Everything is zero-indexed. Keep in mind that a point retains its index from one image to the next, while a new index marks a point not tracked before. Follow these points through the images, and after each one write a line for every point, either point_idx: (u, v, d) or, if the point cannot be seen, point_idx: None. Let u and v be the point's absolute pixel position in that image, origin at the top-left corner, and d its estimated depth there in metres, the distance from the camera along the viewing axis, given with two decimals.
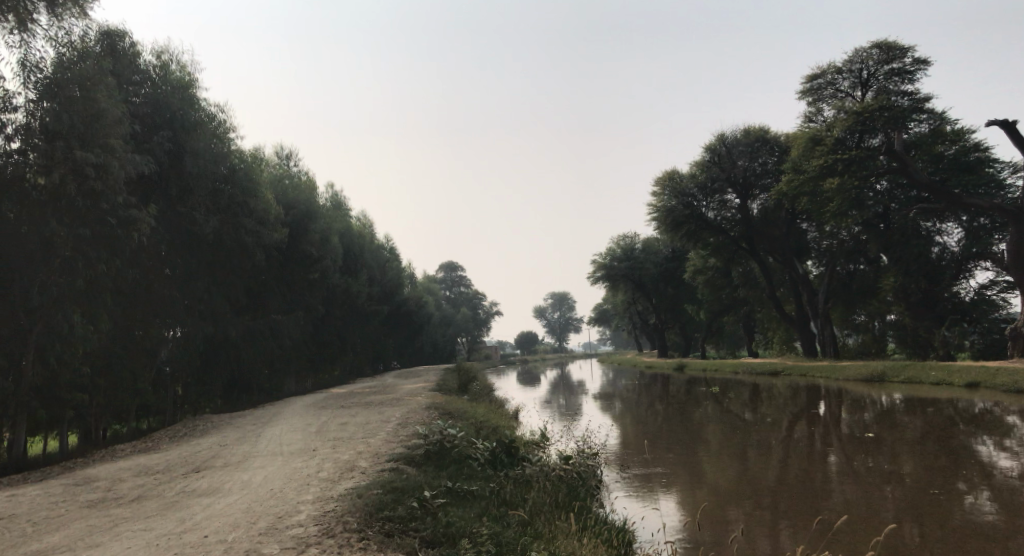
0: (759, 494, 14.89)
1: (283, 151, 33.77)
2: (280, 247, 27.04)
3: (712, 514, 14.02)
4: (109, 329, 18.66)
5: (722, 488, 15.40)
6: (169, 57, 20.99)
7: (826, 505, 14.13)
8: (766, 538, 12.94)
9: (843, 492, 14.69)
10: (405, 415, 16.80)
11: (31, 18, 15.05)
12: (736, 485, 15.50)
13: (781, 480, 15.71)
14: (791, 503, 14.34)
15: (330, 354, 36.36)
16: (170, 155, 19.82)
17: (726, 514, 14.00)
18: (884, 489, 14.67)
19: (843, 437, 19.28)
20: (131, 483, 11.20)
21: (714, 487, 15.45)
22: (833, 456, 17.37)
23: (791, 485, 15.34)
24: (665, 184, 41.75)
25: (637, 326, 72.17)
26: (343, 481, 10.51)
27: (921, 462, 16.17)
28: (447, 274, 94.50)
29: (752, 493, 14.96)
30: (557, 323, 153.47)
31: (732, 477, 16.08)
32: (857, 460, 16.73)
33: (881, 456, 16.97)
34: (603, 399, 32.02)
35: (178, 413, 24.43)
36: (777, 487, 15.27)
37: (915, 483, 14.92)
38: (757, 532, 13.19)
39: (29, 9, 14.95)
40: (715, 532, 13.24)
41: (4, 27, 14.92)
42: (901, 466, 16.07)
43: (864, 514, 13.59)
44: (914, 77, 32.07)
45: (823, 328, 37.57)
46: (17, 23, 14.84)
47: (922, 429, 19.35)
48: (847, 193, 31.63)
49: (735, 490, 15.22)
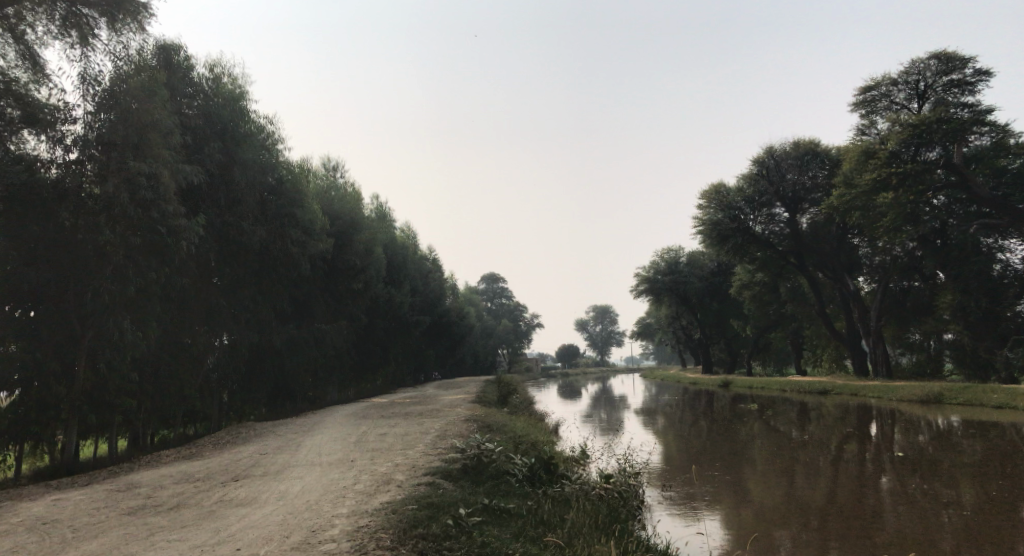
0: (806, 517, 14.41)
1: (330, 163, 34.17)
2: (325, 257, 27.30)
3: (757, 536, 13.60)
4: (157, 337, 18.99)
5: (768, 509, 14.95)
6: (222, 70, 21.40)
7: (877, 531, 13.56)
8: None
9: (895, 518, 14.11)
10: (445, 427, 16.72)
11: (92, 34, 15.55)
12: (783, 507, 15.03)
13: (830, 503, 15.19)
14: (841, 527, 13.83)
15: (373, 364, 36.59)
16: (220, 166, 20.17)
17: (771, 536, 13.57)
18: (939, 516, 14.04)
19: (896, 460, 18.61)
20: (171, 491, 11.28)
21: (760, 509, 14.97)
22: (885, 479, 16.75)
23: (838, 509, 14.81)
24: (711, 198, 41.15)
25: (682, 341, 71.25)
26: (379, 495, 10.41)
27: (980, 489, 15.48)
28: (490, 286, 94.74)
29: (799, 516, 14.49)
30: (599, 337, 152.50)
31: (779, 499, 15.57)
32: (911, 485, 16.06)
33: (936, 481, 16.30)
34: (646, 414, 31.56)
35: (223, 420, 24.75)
36: (825, 510, 14.77)
37: (973, 511, 14.23)
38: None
39: (91, 25, 15.49)
40: None
41: (66, 42, 15.38)
42: (957, 492, 15.40)
43: (918, 541, 13.04)
44: (975, 89, 31.07)
45: (875, 346, 36.49)
46: (78, 37, 15.37)
47: (981, 454, 18.58)
48: (901, 208, 30.68)
49: (782, 512, 14.75)
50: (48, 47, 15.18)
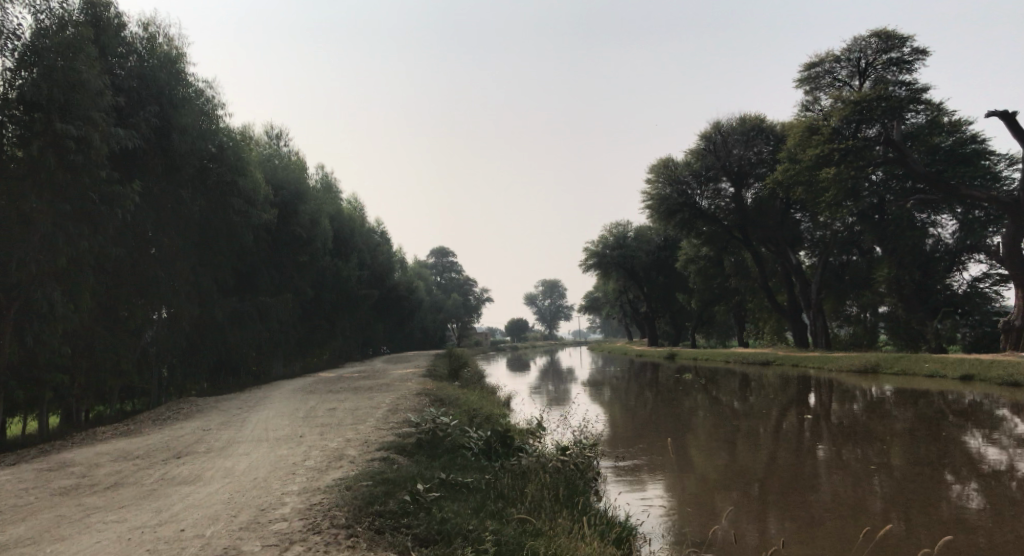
0: (747, 483, 14.58)
1: (273, 131, 33.12)
2: (268, 228, 26.46)
3: (700, 502, 13.71)
4: (91, 309, 18.12)
5: (711, 476, 15.12)
6: (156, 30, 20.31)
7: (814, 496, 13.81)
8: (753, 527, 12.65)
9: (831, 482, 14.41)
10: (395, 401, 16.37)
11: None
12: (726, 474, 15.21)
13: (771, 470, 15.41)
14: (779, 492, 14.03)
15: (319, 338, 35.89)
16: (156, 131, 19.25)
17: (713, 502, 13.68)
18: (872, 480, 14.37)
19: (834, 428, 19.02)
20: (108, 469, 10.73)
21: (704, 477, 15.08)
22: (822, 446, 17.06)
23: (778, 475, 15.05)
24: (659, 172, 41.29)
25: (628, 315, 72.00)
26: (331, 471, 10.09)
27: (911, 453, 15.91)
28: (438, 260, 93.91)
29: (741, 482, 14.65)
30: (547, 311, 153.15)
31: (723, 467, 15.74)
32: (847, 452, 16.42)
33: (871, 447, 16.71)
34: (594, 387, 31.73)
35: (163, 396, 23.93)
36: (765, 476, 14.98)
37: (905, 474, 14.62)
38: (744, 521, 12.90)
39: None
40: (703, 520, 12.93)
41: None
42: (891, 457, 15.79)
43: (851, 504, 13.33)
44: (913, 67, 31.67)
45: (815, 319, 37.34)
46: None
47: (912, 421, 19.17)
48: (843, 183, 31.21)
49: (725, 479, 14.88)
50: None
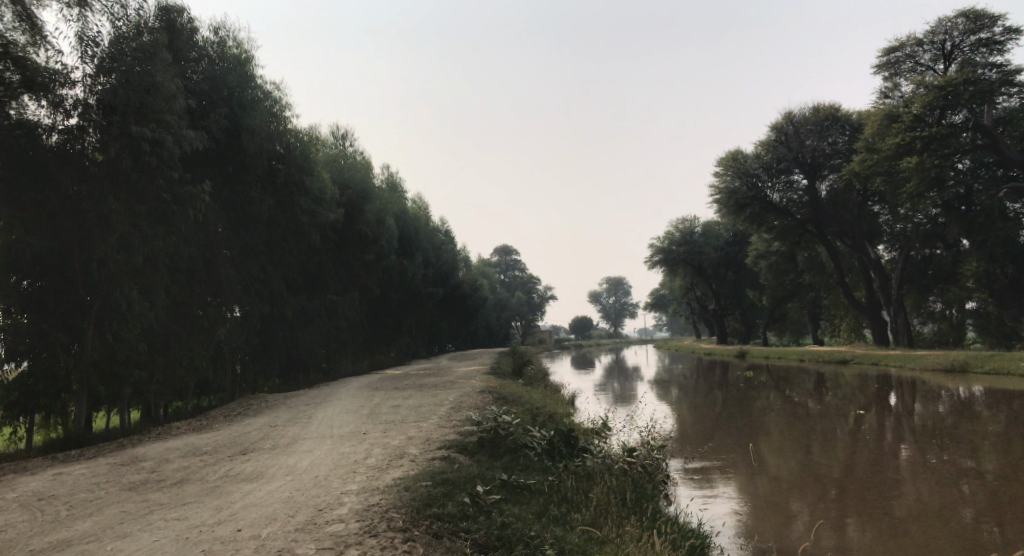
0: (824, 487, 13.88)
1: (339, 131, 33.53)
2: (335, 227, 26.81)
3: (773, 506, 13.12)
4: (166, 307, 18.59)
5: (784, 478, 14.48)
6: (226, 33, 20.62)
7: (896, 499, 13.10)
8: (830, 532, 12.04)
9: (915, 487, 13.60)
10: (459, 399, 16.28)
11: None
12: (801, 477, 14.54)
13: (849, 473, 14.64)
14: (859, 497, 13.31)
15: (386, 335, 36.24)
16: (226, 132, 19.59)
17: (788, 507, 13.06)
18: (960, 484, 13.53)
19: (916, 429, 18.04)
20: (176, 465, 10.88)
21: (777, 479, 14.46)
22: (904, 449, 16.17)
23: (857, 478, 14.29)
24: (728, 165, 40.13)
25: (695, 312, 70.66)
26: (391, 470, 9.97)
27: (1002, 458, 14.91)
28: (503, 258, 94.09)
29: (818, 486, 13.95)
30: (614, 308, 151.94)
31: (797, 468, 15.08)
32: (931, 454, 15.55)
33: (957, 450, 15.74)
34: (660, 384, 31.07)
35: (236, 391, 24.48)
36: (842, 480, 14.24)
37: (994, 479, 13.71)
38: (821, 525, 12.28)
39: None
40: (777, 525, 12.40)
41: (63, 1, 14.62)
42: (980, 461, 14.82)
43: (937, 511, 12.54)
44: (1004, 48, 29.93)
45: (895, 315, 35.73)
46: None
47: (1003, 423, 18.02)
48: (926, 172, 29.65)
49: (801, 481, 14.25)
50: (47, 8, 14.36)
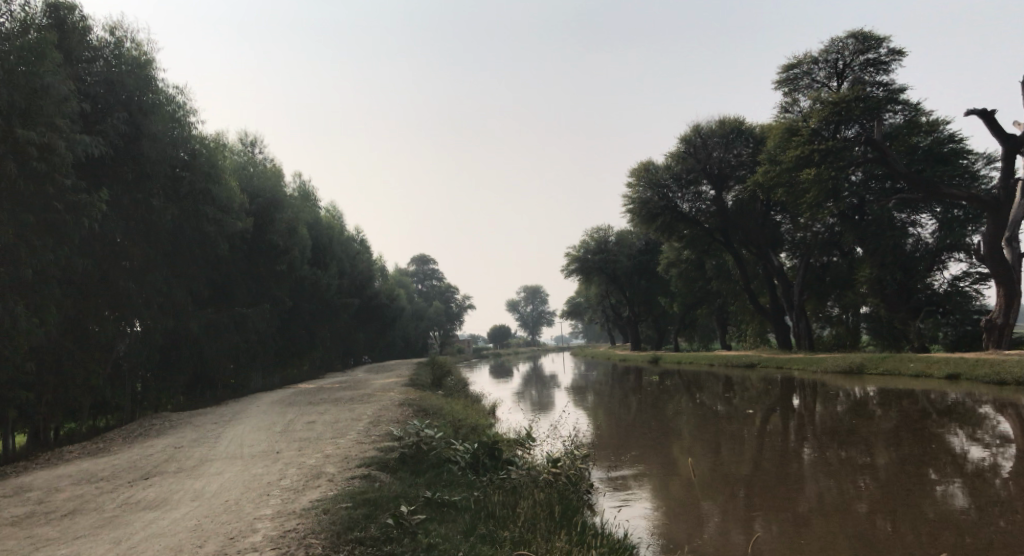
0: (732, 487, 14.16)
1: (247, 138, 32.42)
2: (244, 237, 25.81)
3: (685, 508, 13.29)
4: (58, 324, 17.42)
5: (696, 480, 14.68)
6: (123, 34, 19.57)
7: (799, 497, 13.48)
8: (739, 530, 12.28)
9: (816, 484, 14.01)
10: (377, 412, 15.84)
11: None
12: (711, 477, 14.80)
13: (756, 473, 14.98)
14: (765, 495, 13.62)
15: (299, 349, 35.17)
16: (125, 138, 18.55)
17: (699, 508, 13.25)
18: (858, 480, 14.06)
19: (819, 429, 18.71)
20: (68, 494, 10.09)
21: (689, 481, 14.67)
22: (807, 448, 16.72)
23: (764, 477, 14.65)
24: (640, 176, 40.73)
25: (610, 320, 71.85)
26: (309, 492, 9.54)
27: (895, 453, 15.62)
28: (419, 268, 93.17)
29: (727, 486, 14.22)
30: (530, 317, 152.75)
31: (708, 469, 15.36)
32: (830, 452, 16.13)
33: (855, 448, 16.38)
34: (577, 392, 31.31)
35: (137, 411, 23.20)
36: (749, 480, 14.56)
37: (887, 474, 14.31)
38: (731, 525, 12.49)
39: None
40: (689, 526, 12.55)
41: None
42: (874, 457, 15.46)
43: (836, 505, 12.96)
44: (890, 68, 31.70)
45: (798, 320, 37.29)
46: None
47: (897, 421, 18.91)
48: (824, 184, 31.04)
49: (712, 482, 14.48)
50: None
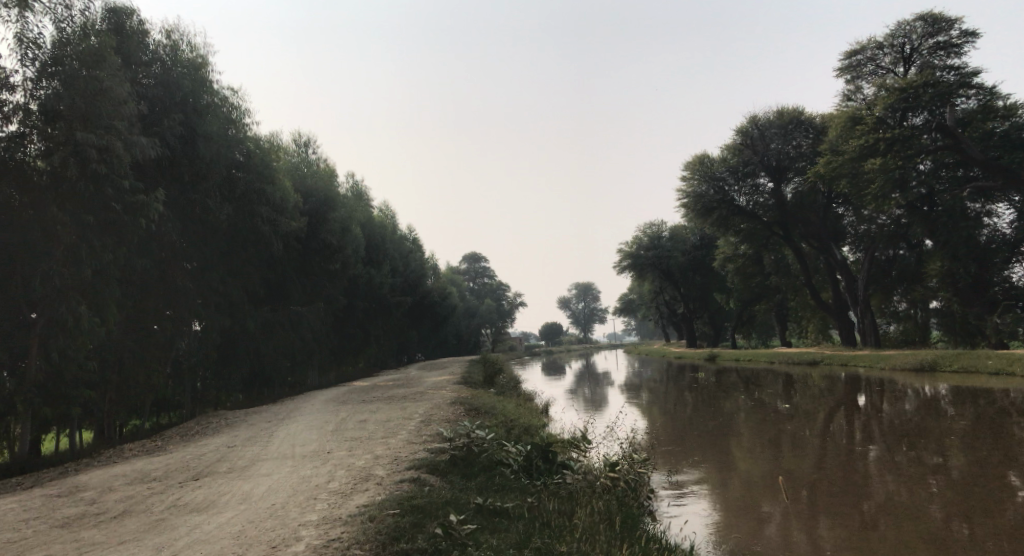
0: (794, 488, 13.47)
1: (301, 139, 32.67)
2: (298, 237, 25.92)
3: (744, 510, 12.68)
4: (118, 322, 17.70)
5: (756, 481, 14.01)
6: (179, 37, 19.74)
7: (866, 499, 12.71)
8: (801, 532, 11.67)
9: (884, 486, 13.23)
10: (430, 411, 15.59)
11: None
12: (771, 479, 14.12)
13: (820, 473, 14.25)
14: (829, 497, 12.91)
15: (353, 347, 35.33)
16: (181, 140, 18.68)
17: (759, 510, 12.63)
18: (929, 482, 13.22)
19: (886, 429, 17.75)
20: (118, 495, 10.06)
21: (749, 482, 14.00)
22: (873, 448, 15.85)
23: (828, 478, 13.93)
24: (695, 169, 39.86)
25: (665, 316, 70.70)
26: (356, 496, 9.30)
27: (970, 455, 14.65)
28: (471, 266, 93.29)
29: (788, 486, 13.55)
30: (583, 314, 151.63)
31: (769, 470, 14.66)
32: (900, 453, 15.21)
33: (925, 449, 15.44)
34: (631, 389, 30.69)
35: (196, 408, 23.53)
36: (814, 480, 13.86)
37: (962, 476, 13.41)
38: (793, 527, 11.89)
39: None
40: (749, 529, 11.96)
41: None
42: (946, 458, 14.54)
43: (905, 509, 12.16)
44: (961, 51, 30.12)
45: (862, 316, 35.85)
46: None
47: (972, 421, 17.79)
48: (890, 174, 29.69)
49: (772, 483, 13.79)
50: None
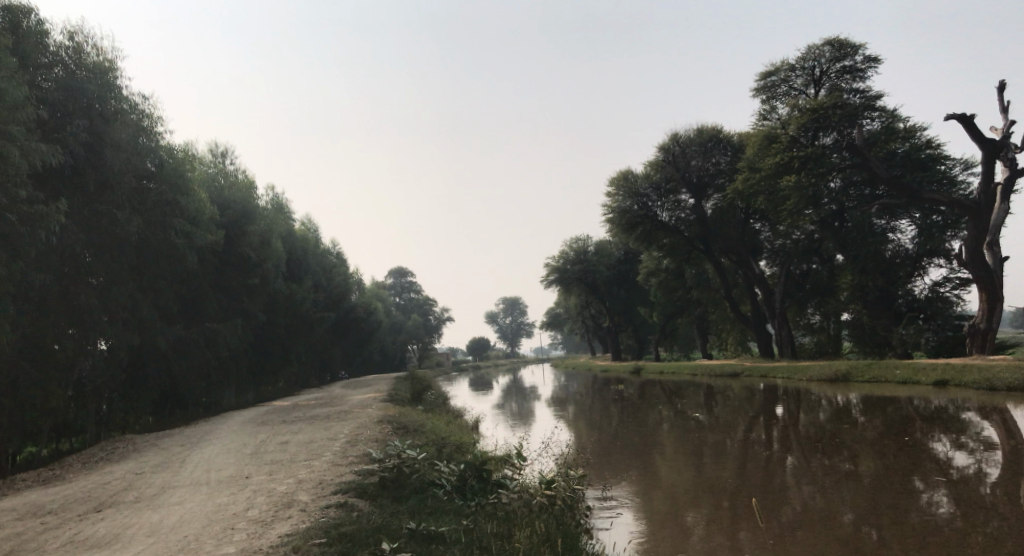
0: (717, 496, 13.52)
1: (218, 149, 31.48)
2: (214, 250, 24.85)
3: (667, 520, 12.57)
4: (13, 342, 16.43)
5: (681, 491, 13.98)
6: (83, 39, 18.63)
7: (783, 506, 12.83)
8: (723, 541, 11.64)
9: (800, 492, 13.41)
10: (355, 431, 15.02)
11: None
12: (694, 489, 14.11)
13: (741, 481, 14.36)
14: (750, 504, 12.98)
15: (273, 365, 34.12)
16: (86, 148, 17.58)
17: (683, 518, 12.60)
18: (842, 488, 13.44)
19: (803, 438, 18.12)
20: (8, 532, 9.17)
21: (674, 492, 14.00)
22: (790, 457, 16.05)
23: (747, 486, 14.05)
24: (618, 185, 40.23)
25: (590, 330, 71.36)
26: (277, 524, 8.73)
27: (880, 460, 15.03)
28: (397, 281, 92.05)
29: (711, 495, 13.61)
30: (510, 329, 151.83)
31: (691, 480, 14.67)
32: (815, 460, 15.51)
33: (838, 456, 15.78)
34: (558, 403, 30.62)
35: (101, 433, 22.15)
36: (735, 488, 13.95)
37: (874, 481, 13.70)
38: (716, 535, 11.87)
39: None
40: (673, 539, 11.86)
41: None
42: (858, 465, 14.83)
43: (820, 515, 12.32)
44: (865, 76, 31.56)
45: (780, 328, 36.85)
46: None
47: (882, 428, 18.36)
48: (803, 191, 30.73)
49: (693, 493, 13.80)
50: None
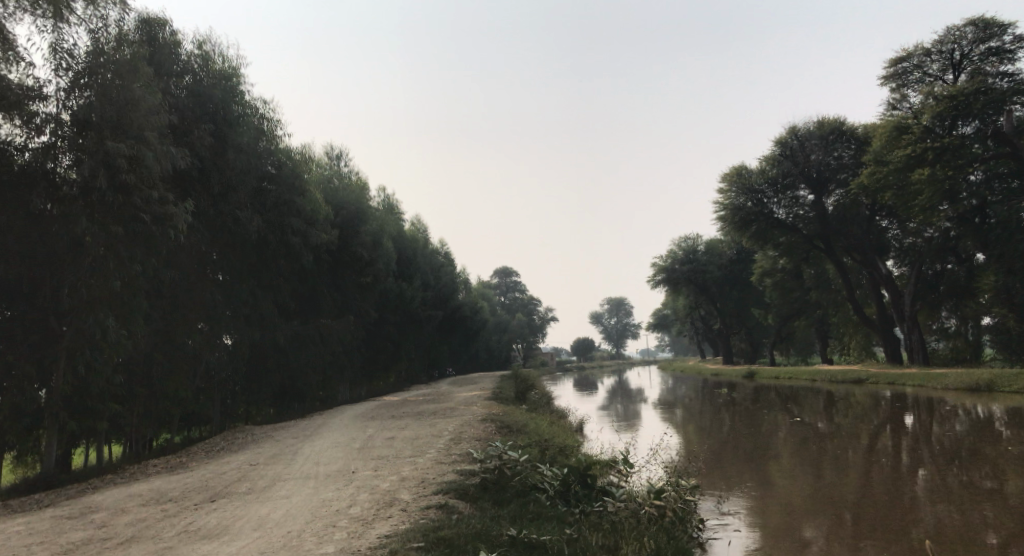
0: (840, 510, 12.56)
1: (333, 151, 32.45)
2: (329, 249, 25.57)
3: (785, 534, 11.76)
4: (146, 335, 17.39)
5: (799, 503, 13.09)
6: (211, 48, 19.52)
7: (917, 524, 11.71)
8: None
9: (933, 510, 12.25)
10: (459, 428, 14.95)
11: (69, 7, 13.58)
12: (813, 501, 13.19)
13: (867, 496, 13.26)
14: (877, 520, 11.94)
15: (384, 361, 34.91)
16: (211, 151, 18.35)
17: (801, 532, 11.77)
18: (985, 508, 12.17)
19: (936, 451, 16.64)
20: (130, 518, 9.54)
21: (791, 504, 13.12)
22: (922, 470, 14.77)
23: (873, 500, 12.97)
24: (732, 181, 38.84)
25: (700, 332, 69.44)
26: (377, 524, 8.67)
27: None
28: (502, 281, 92.48)
29: (832, 508, 12.68)
30: (615, 330, 150.27)
31: (810, 492, 13.73)
32: (951, 476, 14.17)
33: (981, 472, 14.35)
34: (665, 406, 29.77)
35: (225, 421, 23.19)
36: (859, 502, 12.93)
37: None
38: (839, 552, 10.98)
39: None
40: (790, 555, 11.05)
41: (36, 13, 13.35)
42: (1004, 483, 13.41)
43: (961, 536, 11.15)
44: (1015, 57, 28.79)
45: (910, 332, 34.33)
46: (52, 10, 13.29)
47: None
48: (939, 185, 28.35)
49: (812, 506, 12.90)
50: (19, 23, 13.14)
